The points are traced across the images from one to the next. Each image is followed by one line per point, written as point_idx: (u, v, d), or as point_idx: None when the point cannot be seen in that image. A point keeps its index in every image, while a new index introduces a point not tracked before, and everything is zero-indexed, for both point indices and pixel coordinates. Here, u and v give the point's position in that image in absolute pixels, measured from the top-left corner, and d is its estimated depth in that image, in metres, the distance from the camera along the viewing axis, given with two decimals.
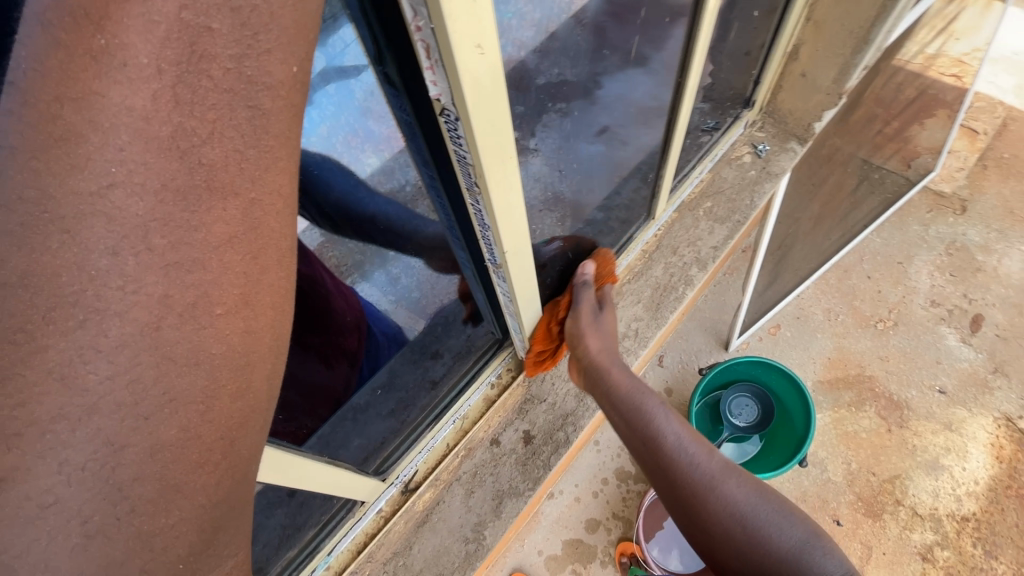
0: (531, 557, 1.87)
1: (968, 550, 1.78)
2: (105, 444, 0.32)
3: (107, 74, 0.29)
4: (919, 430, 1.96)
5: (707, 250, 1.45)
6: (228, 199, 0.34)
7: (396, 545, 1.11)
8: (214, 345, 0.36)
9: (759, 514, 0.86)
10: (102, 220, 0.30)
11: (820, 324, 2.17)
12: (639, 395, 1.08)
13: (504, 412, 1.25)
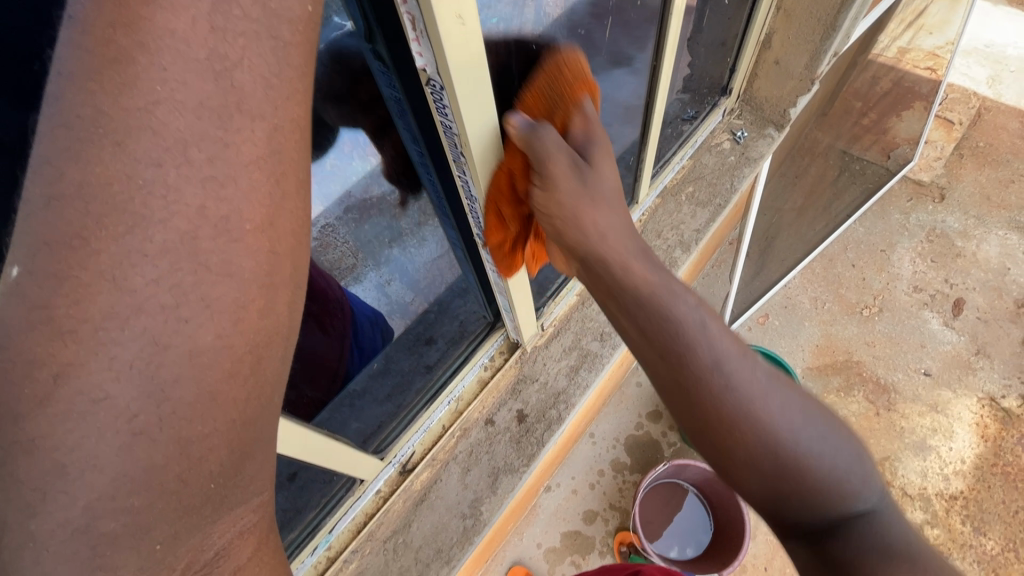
0: (530, 550, 1.89)
1: (958, 528, 1.82)
2: (150, 342, 0.37)
3: (153, 2, 0.35)
4: (906, 412, 2.00)
5: (691, 234, 1.40)
6: (255, 121, 0.40)
7: (395, 524, 1.11)
8: (244, 258, 0.41)
9: (801, 432, 0.63)
10: (148, 131, 0.36)
11: (807, 313, 2.21)
12: (667, 300, 0.67)
13: (497, 393, 1.23)
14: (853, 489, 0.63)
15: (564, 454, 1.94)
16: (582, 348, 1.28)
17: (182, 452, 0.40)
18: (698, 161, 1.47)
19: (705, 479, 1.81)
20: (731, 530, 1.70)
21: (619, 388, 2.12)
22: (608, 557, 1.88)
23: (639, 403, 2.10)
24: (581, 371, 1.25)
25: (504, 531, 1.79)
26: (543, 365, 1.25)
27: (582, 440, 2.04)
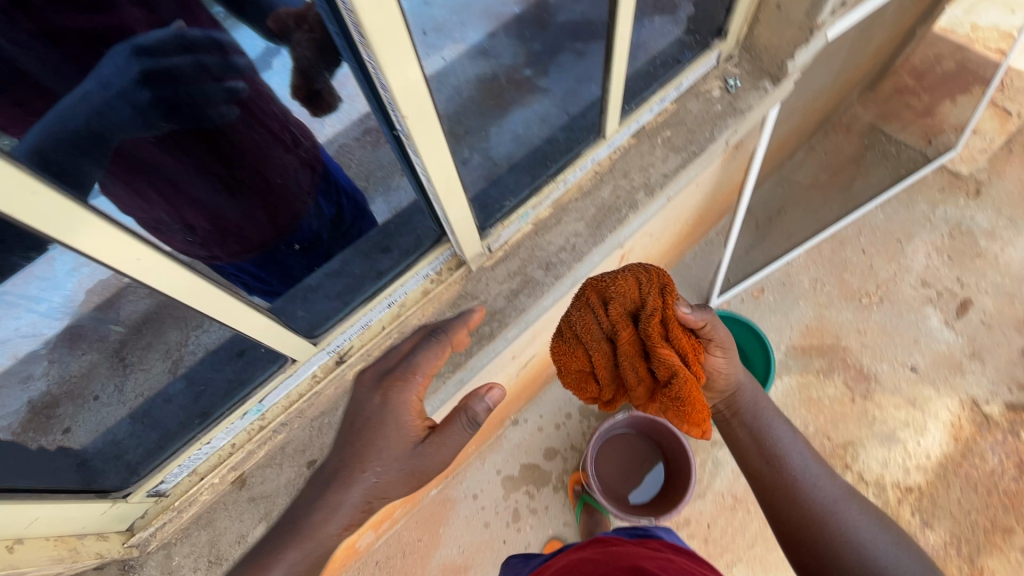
0: (489, 475, 2.01)
1: (905, 517, 1.83)
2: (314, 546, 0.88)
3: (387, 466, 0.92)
4: (882, 403, 1.99)
5: (658, 178, 1.27)
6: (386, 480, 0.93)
7: (324, 407, 1.12)
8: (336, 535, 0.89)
9: (879, 547, 0.99)
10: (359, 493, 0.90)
11: (804, 293, 2.17)
12: (775, 432, 1.13)
13: (436, 305, 1.15)
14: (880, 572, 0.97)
15: (535, 392, 2.03)
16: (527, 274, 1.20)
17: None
18: (682, 106, 1.33)
19: (658, 431, 1.86)
20: (680, 478, 1.76)
21: None
22: (561, 493, 1.98)
23: None
24: (521, 295, 1.18)
25: (467, 452, 1.91)
26: (486, 284, 1.18)
27: (555, 383, 2.12)
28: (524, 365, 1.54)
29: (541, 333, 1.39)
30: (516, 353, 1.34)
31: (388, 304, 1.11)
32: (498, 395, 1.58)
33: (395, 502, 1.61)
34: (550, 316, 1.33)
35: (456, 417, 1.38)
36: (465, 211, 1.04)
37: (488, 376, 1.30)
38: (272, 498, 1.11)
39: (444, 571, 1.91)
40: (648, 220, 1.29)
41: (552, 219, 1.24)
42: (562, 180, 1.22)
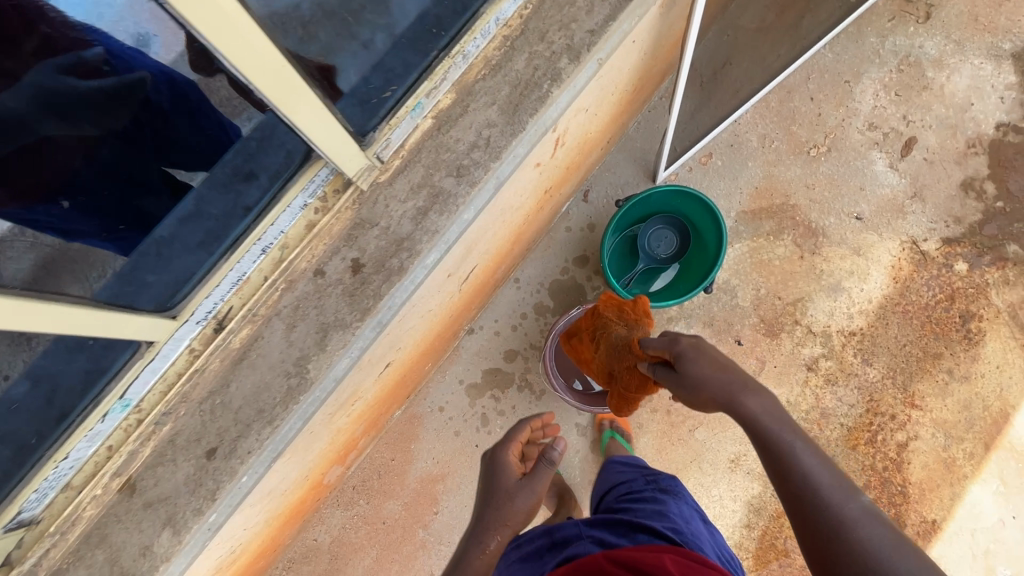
0: (452, 386, 1.97)
1: (848, 359, 1.93)
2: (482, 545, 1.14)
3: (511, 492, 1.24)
4: (829, 256, 2.01)
5: (583, 37, 1.04)
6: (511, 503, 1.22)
7: (212, 384, 1.00)
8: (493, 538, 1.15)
9: None
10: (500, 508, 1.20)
11: (752, 153, 2.08)
12: (807, 459, 0.84)
13: (328, 239, 0.99)
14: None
15: (487, 298, 1.92)
16: (434, 185, 1.01)
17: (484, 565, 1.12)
18: None
19: None
20: None
21: (547, 232, 2.04)
22: (526, 391, 1.97)
23: (568, 248, 2.04)
24: (431, 214, 1.01)
25: (425, 370, 1.83)
26: (385, 206, 1.00)
27: (507, 284, 2.02)
28: (467, 279, 1.40)
29: (477, 243, 1.23)
30: (450, 270, 1.19)
31: (263, 249, 0.95)
32: (444, 314, 1.46)
33: (354, 435, 1.54)
34: (482, 223, 1.16)
35: (397, 349, 1.26)
36: (329, 121, 0.84)
37: (420, 302, 1.15)
38: (173, 500, 0.99)
39: (422, 483, 1.93)
40: (577, 94, 1.09)
41: (462, 106, 1.02)
42: (460, 57, 0.99)
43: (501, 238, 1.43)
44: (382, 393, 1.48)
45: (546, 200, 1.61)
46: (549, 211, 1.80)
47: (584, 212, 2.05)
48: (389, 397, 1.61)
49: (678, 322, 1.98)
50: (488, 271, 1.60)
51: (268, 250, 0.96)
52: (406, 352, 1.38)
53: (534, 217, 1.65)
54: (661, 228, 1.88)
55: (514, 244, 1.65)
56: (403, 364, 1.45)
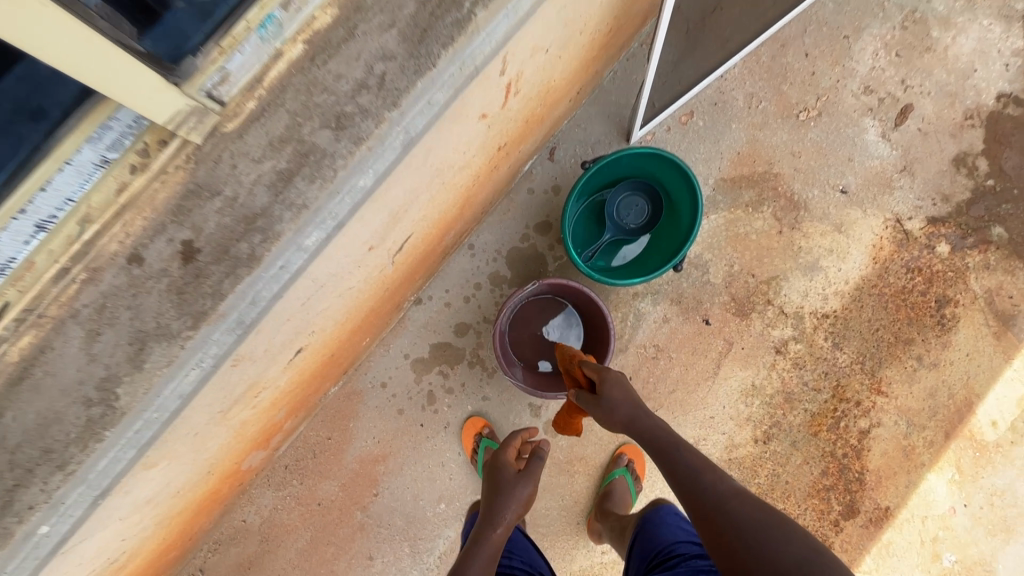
0: (396, 361, 1.80)
1: (818, 343, 1.83)
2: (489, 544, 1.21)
3: (509, 487, 1.29)
4: (809, 232, 1.86)
5: None
6: (509, 497, 1.27)
7: None
8: (497, 540, 1.22)
9: (770, 541, 0.92)
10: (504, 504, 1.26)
11: (737, 114, 1.88)
12: (661, 432, 1.17)
13: (150, 212, 0.74)
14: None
15: (436, 266, 1.72)
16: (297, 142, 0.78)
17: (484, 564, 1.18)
18: None
19: (573, 297, 1.68)
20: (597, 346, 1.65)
21: (507, 194, 1.83)
22: (476, 368, 1.82)
23: (529, 213, 1.84)
24: (296, 180, 0.79)
25: (364, 345, 1.65)
26: (230, 165, 0.76)
27: (460, 251, 1.82)
28: (400, 251, 1.20)
29: (402, 210, 1.02)
30: (364, 242, 0.99)
31: (38, 227, 0.68)
32: (375, 290, 1.27)
33: (274, 421, 1.37)
34: (404, 186, 0.95)
35: (306, 332, 1.07)
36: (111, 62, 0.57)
37: (323, 279, 0.96)
38: None
39: (361, 463, 1.79)
40: (520, 20, 0.85)
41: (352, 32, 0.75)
42: None
43: (442, 204, 1.22)
44: (303, 376, 1.29)
45: (499, 159, 1.39)
46: (507, 171, 1.58)
47: (550, 172, 1.85)
48: (317, 377, 1.43)
49: (644, 299, 1.83)
50: (432, 240, 1.40)
51: (51, 228, 0.69)
52: (327, 334, 1.19)
53: (488, 178, 1.44)
54: (633, 194, 1.70)
55: (462, 209, 1.44)
56: (327, 345, 1.27)
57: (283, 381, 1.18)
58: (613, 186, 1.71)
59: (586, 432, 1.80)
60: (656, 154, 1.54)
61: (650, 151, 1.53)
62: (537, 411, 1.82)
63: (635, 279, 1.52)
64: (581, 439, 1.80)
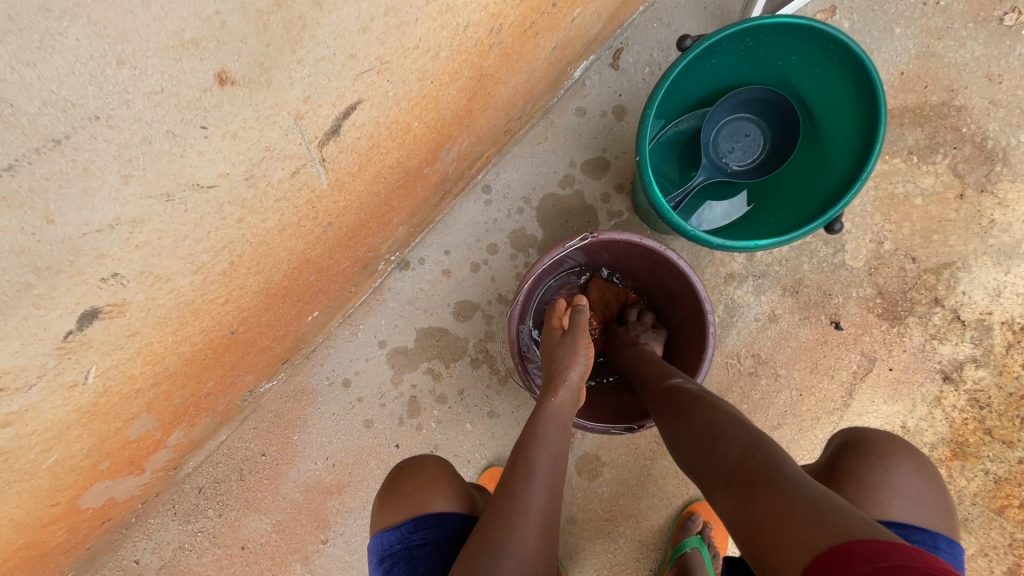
0: (367, 351, 1.23)
1: (1013, 371, 1.18)
2: (542, 464, 0.71)
3: (559, 354, 0.83)
4: (1008, 198, 1.20)
5: None
6: (562, 378, 0.80)
7: None
8: (553, 457, 0.73)
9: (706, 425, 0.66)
10: (556, 391, 0.79)
11: (904, 13, 1.22)
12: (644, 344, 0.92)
13: None
14: (722, 444, 0.62)
15: (429, 213, 1.13)
16: None
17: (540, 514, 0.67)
18: None
19: (647, 270, 0.98)
20: (676, 352, 0.98)
21: (545, 115, 1.22)
22: (482, 370, 1.23)
23: (576, 145, 1.22)
24: None
25: (312, 324, 1.08)
26: None
27: (469, 195, 1.23)
28: (333, 138, 0.60)
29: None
30: (163, 30, 0.36)
31: None
32: (296, 220, 0.69)
33: (129, 440, 0.81)
34: None
35: (69, 279, 0.45)
36: None
37: None
38: None
39: (308, 494, 1.24)
40: None
41: None
42: None
43: (426, 59, 0.63)
44: (168, 368, 0.73)
45: (537, 12, 0.78)
46: (548, 60, 0.98)
47: (611, 87, 1.22)
48: (215, 370, 0.87)
49: (742, 283, 1.22)
50: (413, 148, 0.81)
51: None
52: (187, 293, 0.62)
53: (516, 53, 0.83)
54: (744, 114, 1.05)
55: (470, 104, 0.85)
56: (203, 316, 0.69)
57: (93, 378, 0.61)
58: (724, 93, 1.04)
59: (641, 477, 1.20)
60: (820, 36, 0.86)
61: (810, 28, 0.86)
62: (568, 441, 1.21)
63: (744, 244, 0.89)
64: (631, 487, 1.21)
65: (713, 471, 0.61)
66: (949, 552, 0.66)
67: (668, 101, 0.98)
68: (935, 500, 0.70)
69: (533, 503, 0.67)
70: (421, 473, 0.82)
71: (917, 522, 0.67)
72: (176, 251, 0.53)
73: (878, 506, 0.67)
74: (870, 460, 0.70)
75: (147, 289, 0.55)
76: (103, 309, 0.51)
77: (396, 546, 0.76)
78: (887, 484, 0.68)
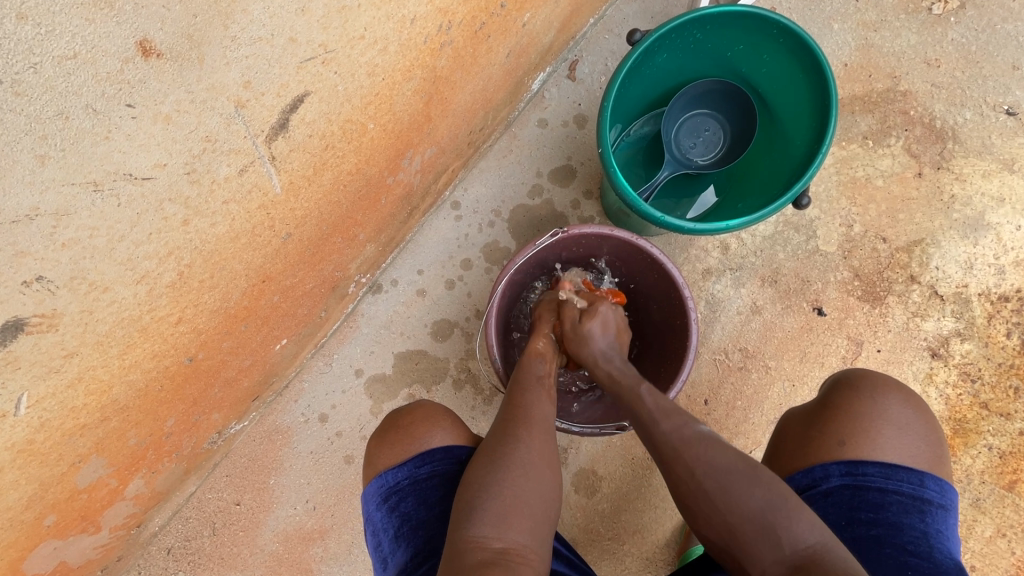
0: (343, 381, 1.17)
1: (998, 341, 1.18)
2: (535, 391, 0.75)
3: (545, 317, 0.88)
4: (964, 174, 1.23)
5: None
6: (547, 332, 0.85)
7: None
8: (544, 388, 0.76)
9: (767, 508, 0.58)
10: (542, 338, 0.84)
11: (840, 10, 1.28)
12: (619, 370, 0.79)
13: None
14: (781, 539, 0.57)
15: (398, 231, 1.11)
16: None
17: (535, 430, 0.69)
18: None
19: (626, 267, 0.96)
20: (664, 345, 0.95)
21: (508, 128, 1.23)
22: (466, 390, 1.18)
23: (541, 155, 1.23)
24: None
25: (282, 354, 1.03)
26: None
27: (438, 212, 1.21)
28: (282, 134, 0.58)
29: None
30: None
31: None
32: (249, 227, 0.65)
33: (79, 490, 0.74)
34: None
35: None
36: None
37: None
38: None
39: (289, 543, 1.14)
40: None
41: None
42: None
43: (374, 52, 0.62)
44: (117, 400, 0.67)
45: (485, 13, 0.79)
46: (504, 67, 0.99)
47: (570, 97, 1.24)
48: (175, 405, 0.81)
49: (720, 278, 1.21)
50: (372, 154, 0.79)
51: None
52: (130, 308, 0.57)
53: (469, 55, 0.84)
54: (704, 107, 1.07)
55: (428, 109, 0.84)
56: (153, 338, 0.64)
57: (24, 410, 0.55)
58: (679, 89, 1.06)
59: (642, 489, 1.15)
60: (761, 22, 0.90)
61: (750, 15, 0.90)
62: (563, 458, 1.15)
63: (713, 227, 0.89)
64: (632, 500, 1.15)
65: (771, 564, 0.56)
66: (937, 495, 0.66)
67: (626, 97, 0.99)
68: (929, 439, 0.69)
69: (535, 420, 0.70)
70: (421, 408, 0.78)
71: (901, 460, 0.67)
72: (112, 254, 0.49)
73: (862, 438, 0.68)
74: (859, 393, 0.71)
75: (81, 300, 0.50)
76: (29, 320, 0.47)
77: (403, 482, 0.73)
78: (875, 417, 0.69)
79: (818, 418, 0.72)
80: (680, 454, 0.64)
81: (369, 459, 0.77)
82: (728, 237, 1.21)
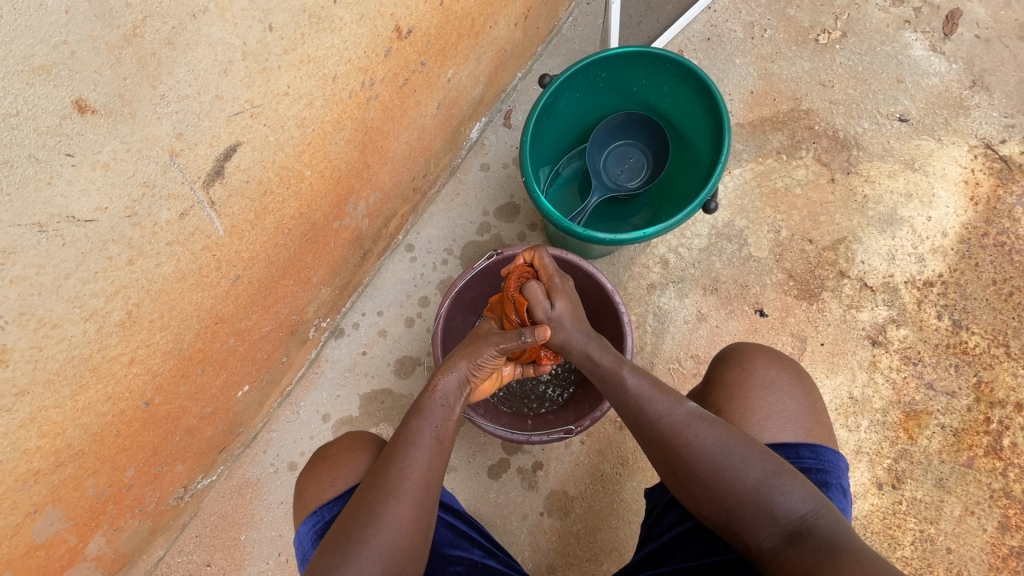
0: (311, 426, 1.19)
1: (931, 323, 1.25)
2: (418, 446, 0.68)
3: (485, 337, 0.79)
4: (872, 175, 1.35)
5: None
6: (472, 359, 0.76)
7: None
8: (432, 444, 0.69)
9: (751, 479, 0.61)
10: (462, 364, 0.75)
11: (739, 47, 1.45)
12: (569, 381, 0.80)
13: None
14: (775, 512, 0.59)
15: (354, 275, 1.17)
16: None
17: (403, 498, 0.64)
18: None
19: None
20: None
21: (453, 174, 1.33)
22: None
23: (485, 195, 1.32)
24: None
25: (245, 402, 1.06)
26: None
27: (393, 256, 1.28)
28: (218, 180, 0.66)
29: (138, 24, 0.48)
30: (13, 57, 0.43)
31: None
32: (195, 268, 0.71)
33: (35, 545, 0.75)
34: None
35: None
36: None
37: None
38: None
39: None
40: None
41: None
42: None
43: (300, 106, 0.72)
44: (72, 445, 0.70)
45: (407, 70, 0.90)
46: (436, 118, 1.10)
47: (508, 142, 1.35)
48: (134, 454, 0.83)
49: (664, 291, 1.28)
50: (313, 199, 0.87)
51: None
52: (81, 346, 0.62)
53: (398, 107, 0.94)
54: (621, 142, 1.19)
55: (364, 157, 0.94)
56: (106, 380, 0.69)
57: None
58: (593, 127, 1.18)
59: (614, 507, 1.15)
60: (654, 58, 1.04)
61: (643, 54, 1.03)
62: (532, 482, 1.16)
63: (634, 237, 0.97)
64: (606, 518, 1.15)
65: (769, 535, 0.59)
66: (813, 461, 0.69)
67: (545, 137, 1.10)
68: (796, 395, 0.74)
69: (408, 485, 0.64)
70: (349, 440, 0.79)
71: (776, 434, 0.71)
72: (58, 291, 0.55)
73: (733, 406, 0.73)
74: (729, 364, 0.77)
75: (31, 335, 0.56)
76: None
77: (338, 517, 0.72)
78: (743, 382, 0.75)
79: (702, 396, 0.78)
80: (670, 442, 0.66)
81: (300, 497, 0.76)
82: (666, 252, 1.30)
